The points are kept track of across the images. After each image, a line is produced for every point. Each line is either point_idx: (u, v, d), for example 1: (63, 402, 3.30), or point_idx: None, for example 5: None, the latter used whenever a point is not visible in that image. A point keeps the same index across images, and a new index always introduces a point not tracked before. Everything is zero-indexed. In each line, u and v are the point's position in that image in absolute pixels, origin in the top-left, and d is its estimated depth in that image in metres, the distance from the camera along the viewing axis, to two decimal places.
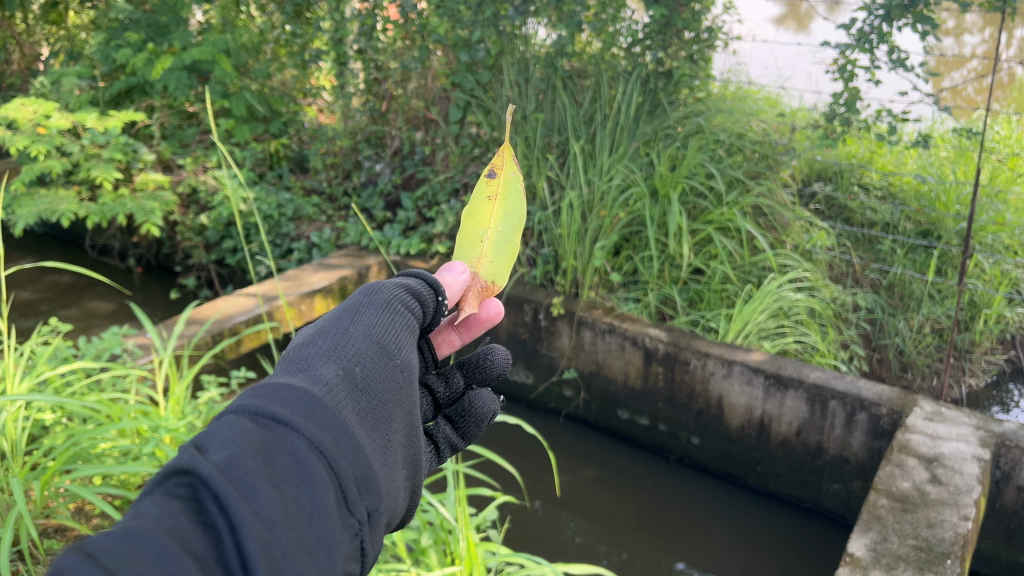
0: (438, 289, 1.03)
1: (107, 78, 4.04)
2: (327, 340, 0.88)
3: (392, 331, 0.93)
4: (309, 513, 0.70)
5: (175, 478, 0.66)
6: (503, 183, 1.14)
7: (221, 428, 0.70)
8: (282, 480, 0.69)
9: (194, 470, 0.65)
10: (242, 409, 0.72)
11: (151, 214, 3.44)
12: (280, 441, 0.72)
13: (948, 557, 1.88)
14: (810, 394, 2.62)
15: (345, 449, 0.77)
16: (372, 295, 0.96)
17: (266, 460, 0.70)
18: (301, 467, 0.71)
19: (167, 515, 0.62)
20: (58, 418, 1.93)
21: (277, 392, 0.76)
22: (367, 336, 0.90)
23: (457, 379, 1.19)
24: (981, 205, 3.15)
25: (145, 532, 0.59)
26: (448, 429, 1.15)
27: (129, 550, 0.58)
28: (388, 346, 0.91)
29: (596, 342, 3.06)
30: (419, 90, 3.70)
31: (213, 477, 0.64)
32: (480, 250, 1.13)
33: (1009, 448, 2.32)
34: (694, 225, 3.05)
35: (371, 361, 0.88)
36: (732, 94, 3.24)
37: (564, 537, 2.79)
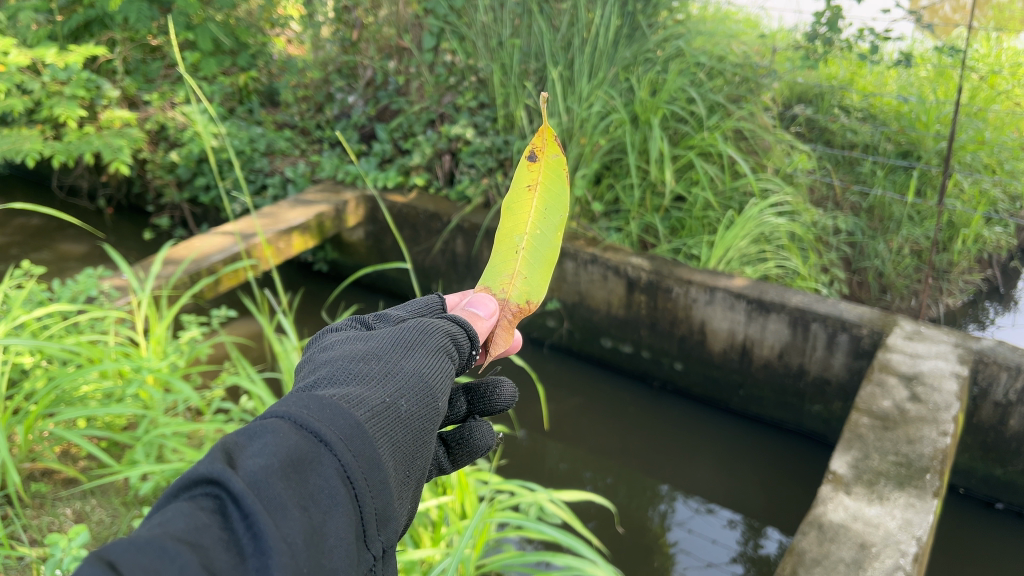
0: (476, 344, 0.97)
1: (64, 11, 3.89)
2: (373, 364, 0.86)
3: (437, 368, 0.90)
4: (332, 543, 0.67)
5: (205, 486, 0.63)
6: (544, 170, 0.97)
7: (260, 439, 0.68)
8: (311, 504, 0.67)
9: (226, 483, 0.63)
10: (287, 422, 0.70)
11: (118, 151, 3.35)
12: (316, 462, 0.69)
13: (927, 472, 1.92)
14: (792, 317, 2.63)
15: (379, 481, 0.74)
16: (428, 333, 0.93)
17: (299, 482, 0.67)
18: (330, 495, 0.69)
19: (193, 525, 0.60)
20: (38, 361, 1.89)
21: (322, 407, 0.73)
22: (412, 367, 0.87)
23: (460, 405, 1.12)
24: (961, 124, 3.14)
25: (168, 544, 0.56)
26: (442, 455, 1.11)
27: (152, 563, 0.55)
28: (434, 386, 0.88)
29: (579, 273, 3.04)
30: (390, 18, 3.59)
31: (245, 493, 0.62)
32: (513, 265, 1.01)
33: (986, 364, 2.35)
34: (675, 150, 3.01)
35: (414, 392, 0.85)
36: (712, 15, 3.17)
37: (550, 464, 2.83)
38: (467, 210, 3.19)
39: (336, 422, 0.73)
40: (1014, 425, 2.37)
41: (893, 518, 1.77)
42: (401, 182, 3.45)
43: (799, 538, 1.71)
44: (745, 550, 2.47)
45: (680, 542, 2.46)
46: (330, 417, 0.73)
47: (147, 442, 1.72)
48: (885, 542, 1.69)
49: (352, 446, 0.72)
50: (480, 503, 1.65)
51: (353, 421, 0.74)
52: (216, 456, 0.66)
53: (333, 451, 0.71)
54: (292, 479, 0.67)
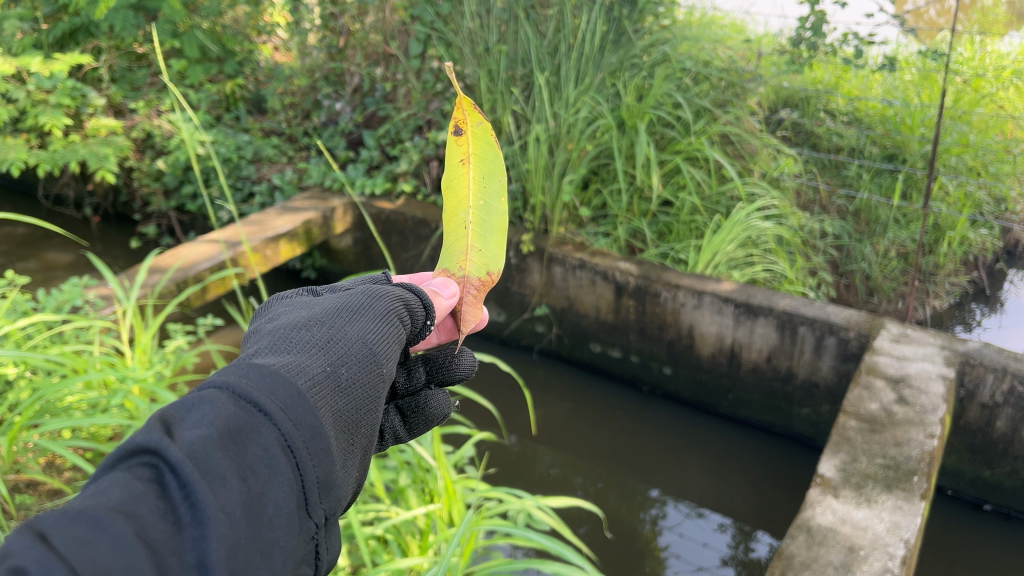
0: (431, 314, 0.98)
1: (50, 20, 3.89)
2: (318, 328, 0.86)
3: (383, 338, 0.90)
4: (272, 513, 0.68)
5: (141, 456, 0.63)
6: (471, 140, 0.97)
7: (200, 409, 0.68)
8: (250, 474, 0.67)
9: (162, 454, 0.63)
10: (227, 390, 0.71)
11: (104, 160, 3.34)
12: (254, 431, 0.69)
13: (915, 474, 1.92)
14: (779, 320, 2.64)
15: (325, 449, 0.73)
16: (377, 299, 0.94)
17: (239, 452, 0.67)
18: (271, 464, 0.69)
19: (129, 494, 0.60)
20: (22, 372, 1.88)
21: (263, 376, 0.73)
22: (358, 335, 0.87)
23: (418, 374, 1.11)
24: (946, 127, 3.16)
25: (100, 514, 0.57)
26: (396, 422, 1.09)
27: (81, 534, 0.56)
28: (380, 353, 0.88)
29: (567, 278, 3.05)
30: (377, 25, 3.59)
31: (181, 464, 0.63)
32: (466, 241, 1.02)
33: (972, 366, 2.36)
34: (662, 155, 3.03)
35: (360, 360, 0.85)
36: (698, 21, 3.19)
37: (540, 470, 2.82)
38: None
39: (277, 391, 0.73)
40: (1001, 426, 2.38)
41: (881, 521, 1.77)
42: (389, 189, 3.45)
43: (788, 542, 1.71)
44: (736, 554, 2.47)
45: (671, 546, 2.46)
46: (269, 387, 0.73)
47: None
48: (873, 545, 1.70)
49: (293, 415, 0.72)
50: (468, 511, 1.64)
51: (295, 390, 0.74)
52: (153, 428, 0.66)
53: (272, 421, 0.71)
54: (230, 448, 0.67)
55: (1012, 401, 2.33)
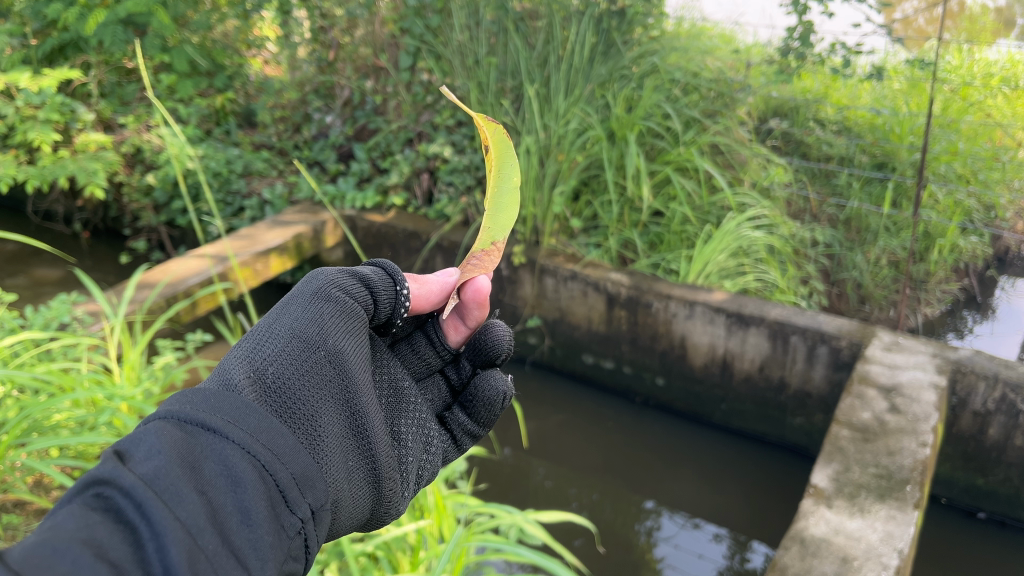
0: (398, 279, 1.09)
1: (38, 35, 3.91)
2: (249, 343, 0.94)
3: (324, 334, 0.98)
4: (237, 518, 0.75)
5: (93, 488, 0.67)
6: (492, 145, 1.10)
7: (145, 434, 0.73)
8: (210, 487, 0.74)
9: (113, 480, 0.67)
10: (169, 416, 0.77)
11: (93, 175, 3.34)
12: (207, 446, 0.77)
13: (908, 483, 1.92)
14: (771, 330, 2.64)
15: (277, 451, 0.83)
16: (307, 295, 1.01)
17: (193, 468, 0.73)
18: (230, 473, 0.76)
19: (85, 522, 0.63)
20: (8, 391, 1.86)
21: (205, 400, 0.81)
22: (286, 333, 0.96)
23: (466, 366, 1.27)
24: (934, 136, 3.18)
25: (59, 543, 0.60)
26: (460, 415, 1.25)
27: (45, 560, 0.58)
28: (321, 350, 0.96)
29: (558, 289, 3.04)
30: (367, 38, 3.61)
31: (137, 484, 0.67)
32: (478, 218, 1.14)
33: (964, 374, 2.36)
34: (652, 166, 3.04)
35: (299, 364, 0.94)
36: (686, 32, 3.19)
37: (534, 483, 2.80)
38: (447, 228, 3.19)
39: (221, 410, 0.81)
40: (993, 434, 2.38)
41: (875, 531, 1.77)
42: (380, 202, 3.44)
43: (781, 553, 1.70)
44: (732, 564, 2.45)
45: (666, 557, 2.45)
46: (212, 406, 0.80)
47: None
48: (867, 556, 1.69)
49: (242, 425, 0.81)
50: (458, 526, 1.66)
51: (236, 403, 0.82)
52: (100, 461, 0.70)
53: (222, 434, 0.78)
54: (184, 464, 0.73)
55: (1003, 408, 2.33)
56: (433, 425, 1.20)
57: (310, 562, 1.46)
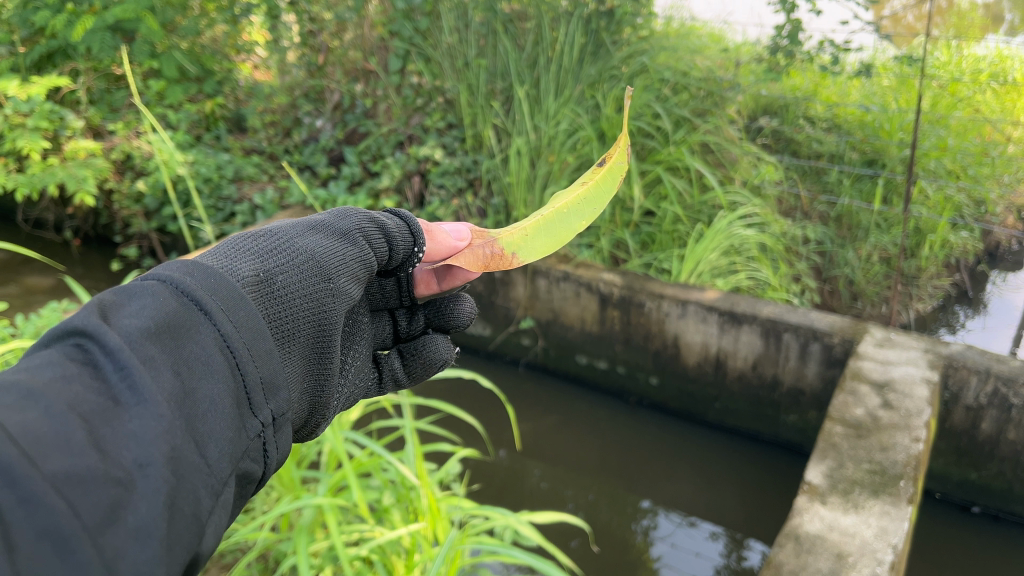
0: (418, 241, 1.13)
1: (27, 43, 3.94)
2: (264, 245, 0.93)
3: (331, 259, 0.99)
4: (206, 405, 0.72)
5: (77, 340, 0.68)
6: (605, 172, 1.11)
7: (142, 299, 0.74)
8: (186, 368, 0.72)
9: (99, 335, 0.68)
10: (171, 288, 0.76)
11: (83, 182, 3.34)
12: (197, 328, 0.75)
13: (901, 479, 1.92)
14: (764, 327, 2.64)
15: (258, 349, 0.80)
16: (330, 225, 1.04)
17: (176, 347, 0.73)
18: (209, 361, 0.74)
19: (62, 373, 0.64)
20: None
21: (208, 281, 0.80)
22: (299, 248, 0.96)
23: (419, 319, 1.31)
24: (924, 132, 3.18)
25: (35, 388, 0.62)
26: (397, 361, 1.28)
27: (17, 403, 0.60)
28: (324, 272, 0.97)
29: (551, 290, 3.04)
30: (356, 41, 3.63)
31: (120, 348, 0.67)
32: (525, 224, 1.12)
33: (956, 369, 2.37)
34: (643, 166, 3.05)
35: (301, 278, 0.94)
36: (675, 31, 3.19)
37: (530, 483, 2.79)
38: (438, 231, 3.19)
39: (219, 294, 0.79)
40: (986, 428, 2.39)
41: (869, 527, 1.77)
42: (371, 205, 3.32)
43: (776, 550, 1.70)
44: (729, 563, 2.45)
45: (663, 556, 2.44)
46: (209, 287, 0.79)
47: None
48: (862, 552, 1.69)
49: (233, 316, 0.79)
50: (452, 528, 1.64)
51: (234, 292, 0.81)
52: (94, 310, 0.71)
53: (211, 320, 0.77)
54: (166, 342, 0.72)
55: (995, 402, 2.34)
56: (366, 362, 1.23)
57: (305, 567, 1.46)
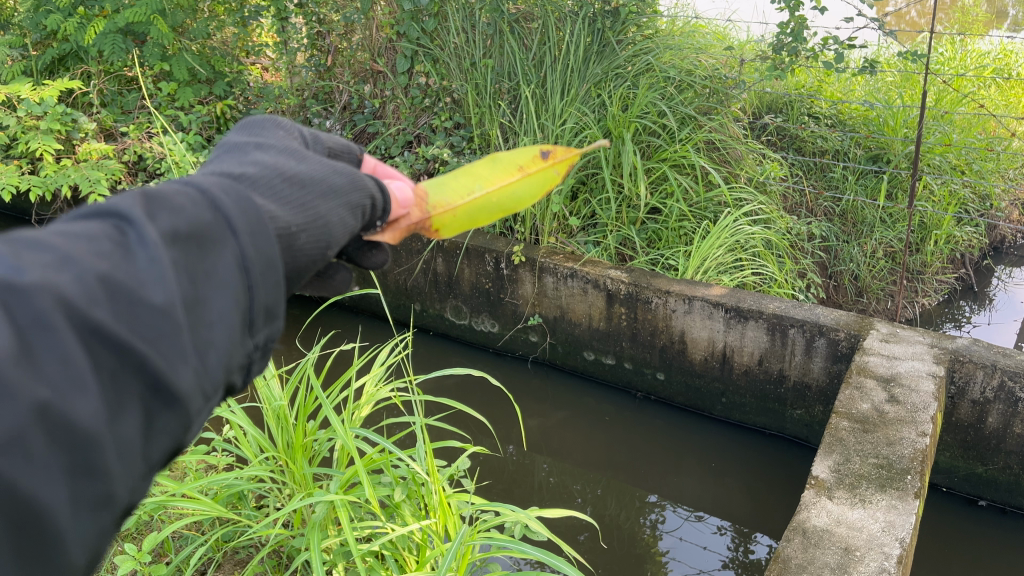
0: (386, 215, 0.80)
1: (38, 46, 4.00)
2: (291, 180, 0.68)
3: (350, 225, 0.72)
4: (220, 321, 0.56)
5: (115, 217, 0.54)
6: (545, 164, 0.94)
7: (179, 200, 0.57)
8: (207, 278, 0.56)
9: (131, 213, 0.54)
10: (207, 192, 0.59)
11: (96, 184, 3.40)
12: (220, 239, 0.57)
13: (907, 473, 1.95)
14: (769, 324, 2.67)
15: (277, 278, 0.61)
16: (356, 180, 0.74)
17: (201, 254, 0.56)
18: (229, 279, 0.57)
19: (97, 243, 0.51)
20: None
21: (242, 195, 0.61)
22: (324, 196, 0.70)
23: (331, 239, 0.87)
24: (929, 127, 3.21)
25: (70, 252, 0.50)
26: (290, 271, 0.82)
27: (49, 260, 0.49)
28: (341, 234, 0.71)
29: (559, 287, 3.07)
30: (364, 42, 3.67)
31: (155, 232, 0.53)
32: (458, 197, 0.91)
33: (962, 363, 2.40)
34: (649, 163, 3.07)
35: (323, 231, 0.68)
36: (680, 30, 3.26)
37: (539, 478, 2.84)
38: None
39: (253, 210, 0.60)
40: (992, 422, 2.41)
41: (876, 521, 1.80)
42: None
43: (784, 545, 1.73)
44: (735, 556, 2.48)
45: (671, 551, 2.48)
46: (243, 204, 0.60)
47: None
48: (869, 546, 1.72)
49: (260, 240, 0.59)
50: (462, 523, 1.66)
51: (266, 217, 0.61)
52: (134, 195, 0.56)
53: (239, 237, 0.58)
54: (198, 242, 0.56)
55: (1002, 396, 2.36)
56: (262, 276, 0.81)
57: (318, 562, 1.51)
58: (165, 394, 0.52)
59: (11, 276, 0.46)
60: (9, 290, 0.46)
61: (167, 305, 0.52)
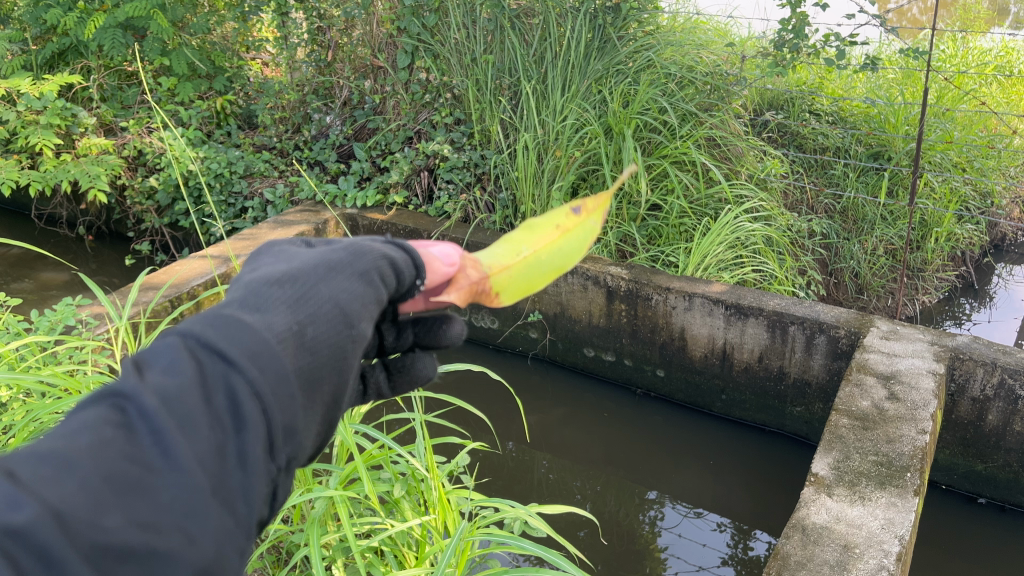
0: (422, 271, 0.77)
1: (38, 41, 3.99)
2: (289, 278, 0.67)
3: (365, 295, 0.69)
4: (240, 468, 0.57)
5: (110, 396, 0.55)
6: (582, 218, 0.80)
7: (170, 357, 0.57)
8: (219, 427, 0.56)
9: (133, 394, 0.54)
10: (196, 336, 0.59)
11: (96, 179, 3.41)
12: (220, 380, 0.58)
13: (907, 470, 1.95)
14: (769, 321, 2.67)
15: (287, 397, 0.60)
16: (357, 255, 0.72)
17: (205, 407, 0.56)
18: (240, 418, 0.57)
19: (95, 437, 0.52)
20: (15, 395, 1.90)
21: (232, 324, 0.60)
22: (329, 283, 0.68)
23: (407, 336, 0.88)
24: (930, 125, 3.20)
25: (67, 457, 0.51)
26: (382, 376, 0.91)
27: (51, 473, 0.50)
28: (357, 310, 0.68)
29: (559, 284, 3.06)
30: (364, 38, 3.65)
31: (154, 406, 0.54)
32: (503, 263, 0.80)
33: (962, 361, 2.40)
34: (649, 160, 3.07)
35: (333, 315, 0.66)
36: (681, 26, 3.26)
37: (538, 475, 2.84)
38: (447, 225, 3.24)
39: (246, 338, 0.60)
40: (992, 420, 2.41)
41: (875, 518, 1.80)
42: (381, 201, 3.44)
43: (783, 542, 1.73)
44: (734, 553, 2.48)
45: (671, 547, 2.48)
46: (237, 335, 0.60)
47: None
48: (868, 543, 1.72)
49: (262, 364, 0.59)
50: (462, 519, 1.66)
51: (264, 339, 0.60)
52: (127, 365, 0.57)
53: (241, 369, 0.58)
54: (198, 397, 0.56)
55: (1002, 394, 2.36)
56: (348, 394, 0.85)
57: (317, 558, 1.50)
58: (199, 562, 0.53)
59: (17, 511, 0.47)
60: (12, 534, 0.46)
61: (184, 478, 0.53)
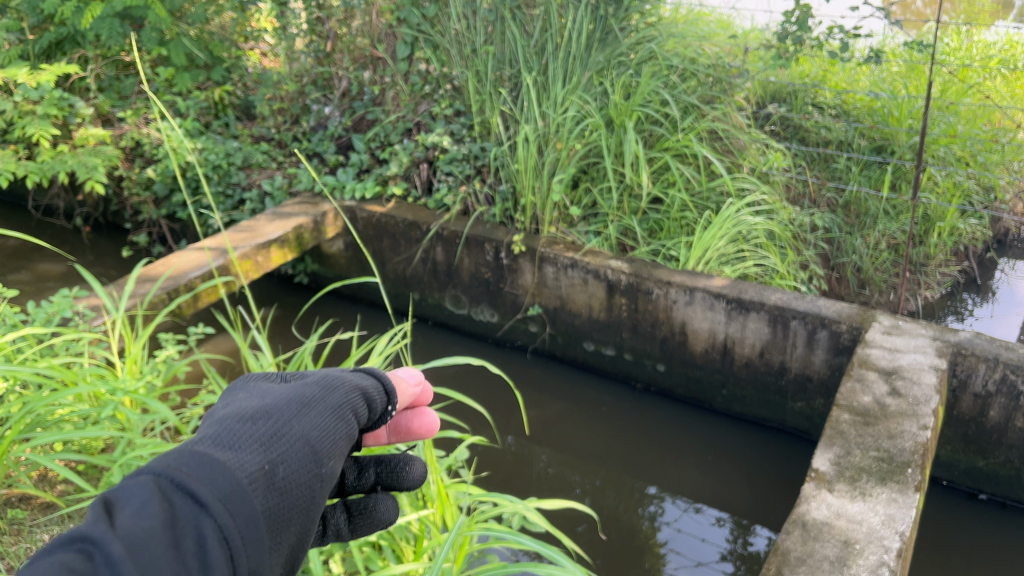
0: (394, 399, 1.06)
1: (35, 30, 3.96)
2: (261, 433, 0.91)
3: (326, 435, 0.97)
4: None
5: (81, 544, 0.71)
6: None
7: (145, 500, 0.75)
8: (180, 568, 0.74)
9: (101, 547, 0.70)
10: (168, 482, 0.78)
11: (93, 170, 3.38)
12: (189, 525, 0.77)
13: (909, 466, 1.93)
14: (771, 315, 2.65)
15: (246, 541, 0.80)
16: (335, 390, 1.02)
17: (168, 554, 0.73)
18: (202, 558, 0.76)
19: None
20: (9, 386, 1.89)
21: (203, 471, 0.81)
22: (293, 436, 0.93)
23: (369, 475, 1.19)
24: (933, 119, 3.17)
25: None
26: (342, 519, 1.18)
27: None
28: (317, 454, 0.94)
29: (559, 277, 3.04)
30: (364, 28, 3.61)
31: (119, 556, 0.70)
32: None
33: (965, 356, 2.38)
34: (651, 153, 3.04)
35: (292, 462, 0.91)
36: (683, 17, 3.22)
37: (537, 469, 2.82)
38: (446, 218, 3.21)
39: (214, 487, 0.80)
40: (994, 416, 2.40)
41: (876, 514, 1.78)
42: (380, 193, 3.42)
43: (783, 538, 1.72)
44: (734, 548, 2.47)
45: (669, 542, 2.46)
46: (210, 482, 0.80)
47: (124, 465, 1.68)
48: (869, 539, 1.70)
49: (228, 508, 0.80)
50: (461, 514, 1.64)
51: (232, 485, 0.82)
52: (103, 514, 0.74)
53: (210, 514, 0.78)
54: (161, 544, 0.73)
55: (1004, 390, 2.34)
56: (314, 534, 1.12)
57: (315, 553, 1.49)
58: None
59: None
60: None
61: None
